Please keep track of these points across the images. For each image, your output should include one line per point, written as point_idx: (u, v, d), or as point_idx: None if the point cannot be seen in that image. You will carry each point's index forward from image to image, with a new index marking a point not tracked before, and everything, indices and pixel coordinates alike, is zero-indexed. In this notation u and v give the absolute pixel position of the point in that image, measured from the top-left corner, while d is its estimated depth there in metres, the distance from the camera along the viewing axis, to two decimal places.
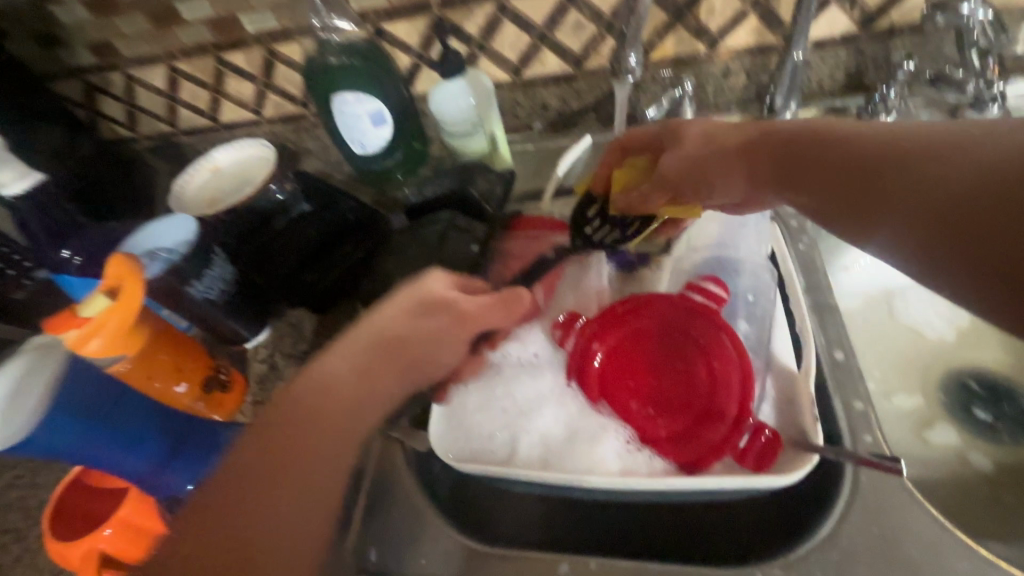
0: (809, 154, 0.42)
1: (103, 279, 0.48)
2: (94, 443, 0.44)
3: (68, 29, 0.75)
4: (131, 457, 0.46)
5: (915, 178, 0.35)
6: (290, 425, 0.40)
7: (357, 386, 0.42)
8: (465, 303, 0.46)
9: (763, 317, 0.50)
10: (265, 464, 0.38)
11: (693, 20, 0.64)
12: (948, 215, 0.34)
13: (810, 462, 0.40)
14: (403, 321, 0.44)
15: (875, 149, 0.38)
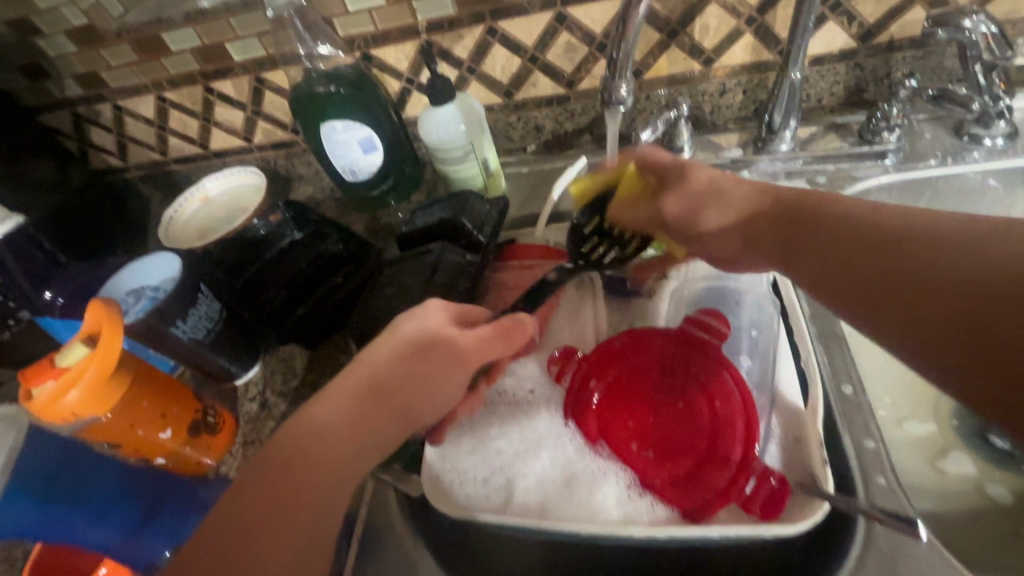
0: (806, 219, 0.41)
1: (82, 327, 0.46)
2: (54, 521, 0.42)
3: (54, 62, 0.74)
4: (98, 529, 0.45)
5: (920, 262, 0.35)
6: (275, 479, 0.39)
7: (348, 436, 0.41)
8: (460, 340, 0.43)
9: (766, 351, 0.48)
10: (255, 521, 0.38)
11: (687, 39, 0.62)
12: (939, 307, 0.33)
13: (821, 509, 0.38)
14: (394, 363, 0.42)
15: (889, 229, 0.37)
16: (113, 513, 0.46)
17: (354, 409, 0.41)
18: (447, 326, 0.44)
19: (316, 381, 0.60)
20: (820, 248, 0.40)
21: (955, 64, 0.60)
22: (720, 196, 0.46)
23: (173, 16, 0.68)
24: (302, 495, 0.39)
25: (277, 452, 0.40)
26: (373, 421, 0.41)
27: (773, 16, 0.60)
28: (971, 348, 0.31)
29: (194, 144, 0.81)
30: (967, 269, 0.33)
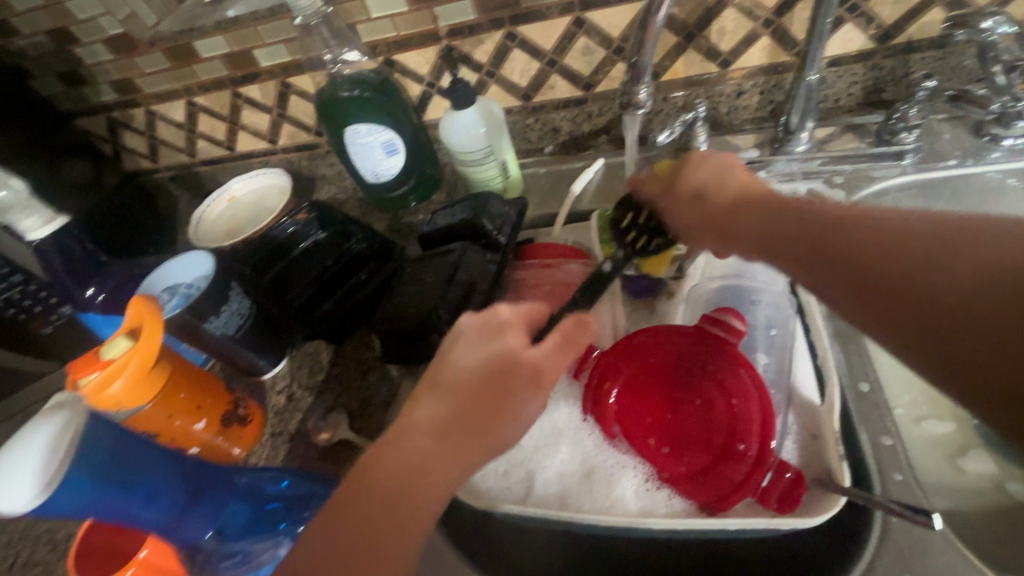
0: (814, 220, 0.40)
1: (123, 322, 0.48)
2: (114, 502, 0.39)
3: (90, 69, 0.77)
4: (149, 510, 0.41)
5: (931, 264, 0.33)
6: (366, 512, 0.38)
7: (432, 471, 0.39)
8: (530, 358, 0.42)
9: (783, 349, 0.49)
10: (342, 556, 0.37)
11: (704, 41, 0.63)
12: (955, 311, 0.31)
13: (837, 504, 0.39)
14: (471, 388, 0.41)
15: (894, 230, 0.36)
16: (161, 496, 0.42)
17: (434, 443, 0.40)
18: (517, 346, 0.43)
19: (342, 376, 0.62)
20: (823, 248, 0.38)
21: (974, 64, 0.60)
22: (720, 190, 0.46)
23: (205, 25, 0.70)
24: (382, 532, 0.38)
25: (359, 489, 0.39)
26: (453, 454, 0.40)
27: (791, 18, 0.60)
28: (979, 356, 0.30)
29: (222, 147, 0.84)
30: (977, 270, 0.32)
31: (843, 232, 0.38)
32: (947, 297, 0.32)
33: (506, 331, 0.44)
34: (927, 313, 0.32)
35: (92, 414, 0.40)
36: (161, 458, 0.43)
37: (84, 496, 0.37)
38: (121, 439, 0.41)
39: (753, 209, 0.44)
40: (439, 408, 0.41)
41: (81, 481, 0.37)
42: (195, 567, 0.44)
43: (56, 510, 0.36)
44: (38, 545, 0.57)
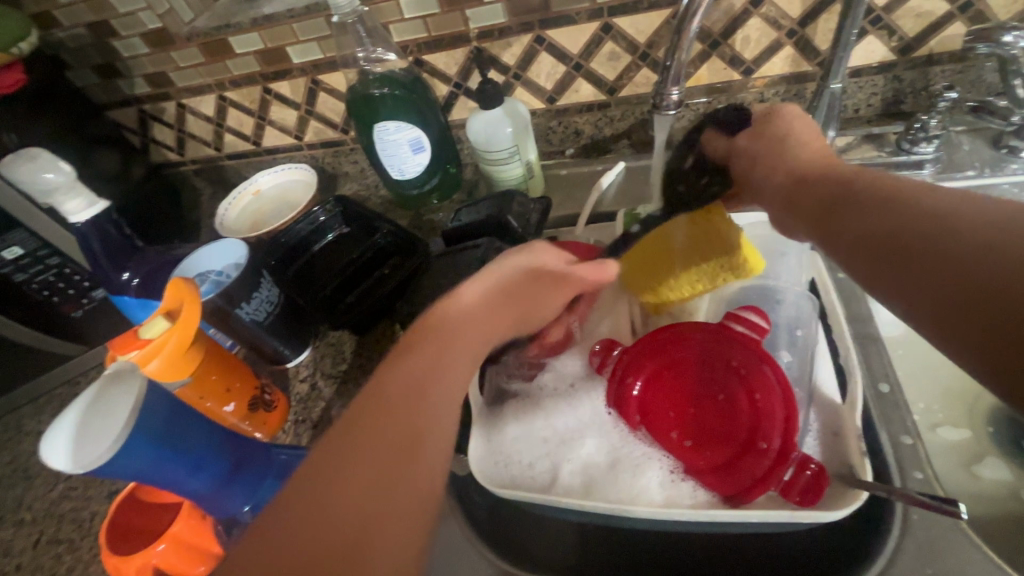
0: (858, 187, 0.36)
1: (163, 303, 0.50)
2: (160, 471, 0.41)
3: (127, 62, 0.79)
4: (193, 479, 0.43)
5: (966, 237, 0.28)
6: (411, 369, 0.37)
7: (475, 337, 0.42)
8: (559, 268, 0.49)
9: (806, 348, 0.50)
10: (386, 403, 0.34)
11: (728, 49, 0.65)
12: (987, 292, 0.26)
13: (859, 498, 0.40)
14: (517, 278, 0.47)
15: (937, 201, 0.31)
16: (206, 466, 0.44)
17: (478, 312, 0.43)
18: (551, 260, 0.49)
19: (367, 367, 0.63)
20: (859, 216, 0.34)
21: (995, 78, 0.61)
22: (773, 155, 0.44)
23: (241, 21, 0.72)
24: (425, 387, 0.36)
25: (409, 353, 0.39)
26: (495, 321, 0.44)
27: (815, 29, 0.62)
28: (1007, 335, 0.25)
29: (249, 141, 0.86)
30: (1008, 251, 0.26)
31: (881, 199, 0.34)
32: (972, 271, 0.27)
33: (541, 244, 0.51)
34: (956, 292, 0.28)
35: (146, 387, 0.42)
36: (208, 427, 0.45)
37: (137, 457, 0.39)
38: (175, 407, 0.43)
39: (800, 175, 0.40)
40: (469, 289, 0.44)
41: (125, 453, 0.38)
42: (231, 539, 0.46)
43: (118, 472, 0.39)
44: (63, 524, 0.58)
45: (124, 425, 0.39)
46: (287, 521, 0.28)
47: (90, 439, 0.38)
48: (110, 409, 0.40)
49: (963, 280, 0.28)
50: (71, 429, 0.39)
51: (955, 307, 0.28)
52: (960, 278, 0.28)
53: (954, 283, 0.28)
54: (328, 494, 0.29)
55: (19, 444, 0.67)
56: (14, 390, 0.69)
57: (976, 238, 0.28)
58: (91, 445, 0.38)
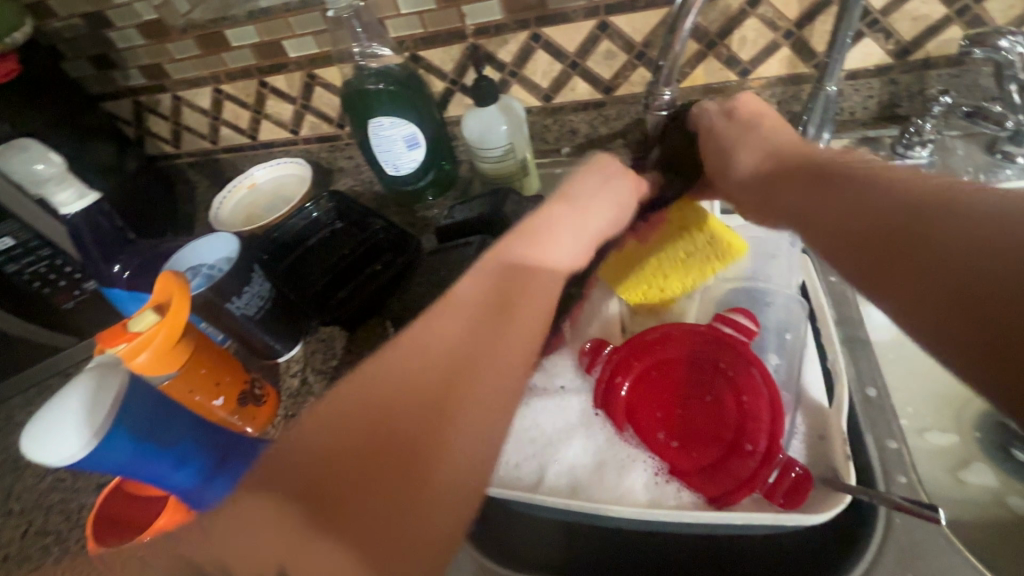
0: (834, 177, 0.37)
1: (152, 296, 0.50)
2: (143, 464, 0.42)
3: (122, 53, 0.79)
4: (177, 474, 0.44)
5: (938, 229, 0.30)
6: (480, 316, 0.36)
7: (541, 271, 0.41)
8: (616, 208, 0.47)
9: (794, 351, 0.50)
10: (442, 350, 0.34)
11: (724, 49, 0.64)
12: (958, 279, 0.29)
13: (842, 502, 0.40)
14: (579, 198, 0.46)
15: (905, 193, 0.33)
16: (189, 461, 0.44)
17: (542, 244, 0.42)
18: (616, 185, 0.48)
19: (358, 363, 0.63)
20: (836, 205, 0.36)
21: (991, 83, 0.61)
22: (750, 147, 0.45)
23: (237, 14, 0.72)
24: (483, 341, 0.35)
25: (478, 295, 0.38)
26: (558, 249, 0.43)
27: (812, 31, 0.61)
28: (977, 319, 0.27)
29: (245, 135, 0.86)
30: (978, 241, 0.29)
31: (856, 190, 0.35)
32: (945, 261, 0.29)
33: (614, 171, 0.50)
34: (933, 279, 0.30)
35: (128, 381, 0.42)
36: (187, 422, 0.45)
37: (121, 451, 0.40)
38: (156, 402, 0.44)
39: (778, 164, 0.42)
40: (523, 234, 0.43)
41: (112, 447, 0.39)
42: None
43: (98, 465, 0.40)
44: (52, 515, 0.58)
45: (101, 425, 0.39)
46: (343, 424, 0.30)
47: (60, 435, 0.38)
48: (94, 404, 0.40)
49: (939, 267, 0.29)
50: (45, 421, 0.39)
51: (927, 299, 0.30)
52: (937, 266, 0.30)
53: (928, 272, 0.30)
54: (355, 425, 0.30)
55: (9, 434, 0.67)
56: (6, 380, 0.69)
57: (946, 229, 0.30)
58: (65, 441, 0.38)
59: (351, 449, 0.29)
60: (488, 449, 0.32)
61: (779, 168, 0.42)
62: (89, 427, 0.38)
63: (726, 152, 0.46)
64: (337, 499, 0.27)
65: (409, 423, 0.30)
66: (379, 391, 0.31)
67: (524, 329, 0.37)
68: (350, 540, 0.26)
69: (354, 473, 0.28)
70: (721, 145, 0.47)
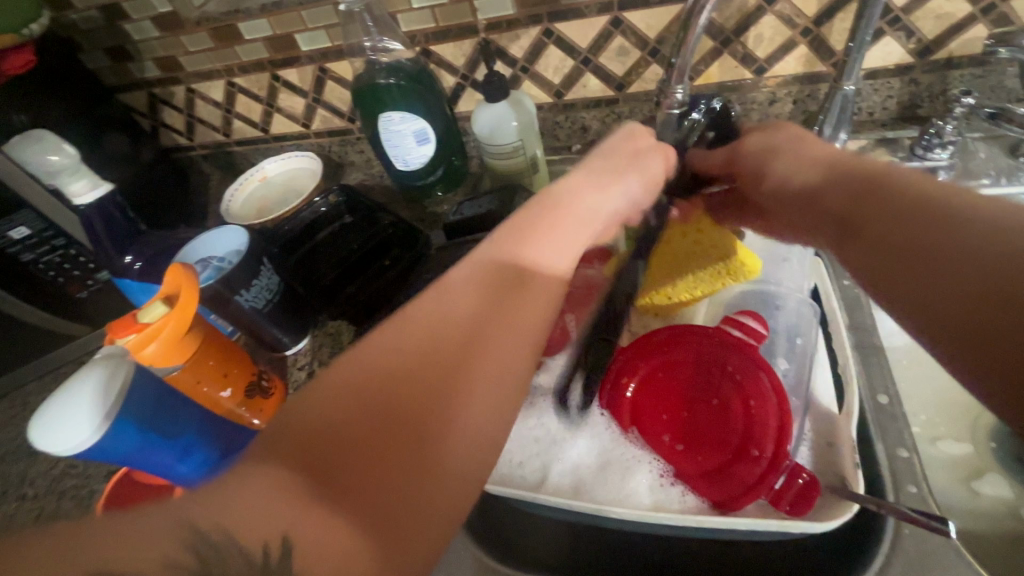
0: (860, 182, 0.35)
1: (161, 288, 0.50)
2: (149, 453, 0.43)
3: (137, 45, 0.80)
4: (181, 465, 0.46)
5: (966, 244, 0.29)
6: (491, 303, 0.35)
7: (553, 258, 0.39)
8: (637, 182, 0.46)
9: (805, 355, 0.49)
10: (455, 335, 0.33)
11: (740, 47, 0.63)
12: (987, 305, 0.27)
13: (849, 510, 0.39)
14: (602, 172, 0.45)
15: (936, 204, 0.31)
16: (194, 452, 0.46)
17: (556, 230, 0.41)
18: (642, 160, 0.47)
19: None
20: (864, 217, 0.34)
21: (1016, 84, 0.59)
22: (775, 153, 0.42)
23: (250, 7, 0.72)
24: (494, 328, 0.34)
25: (490, 278, 0.37)
26: (575, 235, 0.41)
27: (830, 28, 0.60)
28: (997, 343, 0.26)
29: (257, 128, 0.86)
30: (1001, 258, 0.27)
31: (885, 199, 0.33)
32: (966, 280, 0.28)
33: (635, 147, 0.48)
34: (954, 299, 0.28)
35: (138, 373, 0.43)
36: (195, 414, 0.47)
37: (127, 442, 0.41)
38: (165, 393, 0.45)
39: (805, 164, 0.40)
40: (543, 218, 0.41)
41: (119, 437, 0.40)
42: None
43: (101, 454, 0.40)
44: (63, 500, 0.60)
45: (109, 412, 0.39)
46: (347, 405, 0.28)
47: (69, 417, 0.39)
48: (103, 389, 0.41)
49: (961, 288, 0.28)
50: (58, 402, 0.40)
51: (952, 323, 0.28)
52: (960, 286, 0.28)
53: (955, 292, 0.28)
54: (361, 405, 0.29)
55: (24, 419, 0.68)
56: (20, 366, 0.70)
57: (972, 246, 0.28)
58: (74, 426, 0.39)
59: (355, 434, 0.27)
60: (495, 434, 0.31)
61: (805, 174, 0.39)
62: (97, 416, 0.39)
63: (760, 158, 0.43)
64: (344, 466, 0.26)
65: (420, 402, 0.29)
66: (386, 368, 0.30)
67: (531, 307, 0.36)
68: (356, 516, 0.25)
69: (358, 459, 0.27)
70: (751, 152, 0.44)
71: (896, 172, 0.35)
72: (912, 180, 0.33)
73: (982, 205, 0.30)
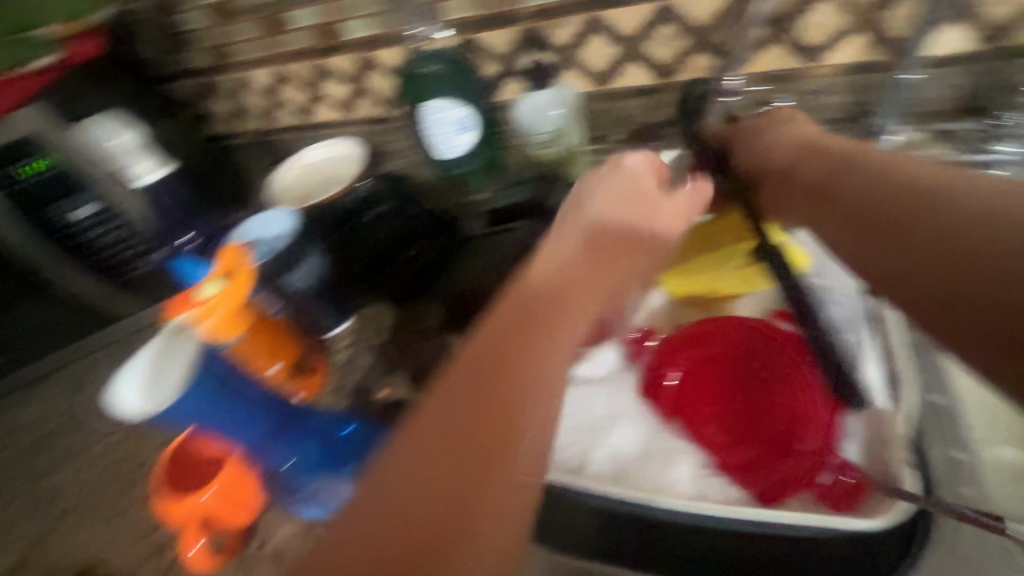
0: (846, 162, 0.37)
1: (216, 268, 0.54)
2: (212, 419, 0.48)
3: (189, 33, 0.82)
4: (241, 432, 0.50)
5: (936, 213, 0.28)
6: (526, 318, 0.36)
7: (579, 274, 0.40)
8: (658, 215, 0.48)
9: (855, 349, 0.47)
10: (492, 365, 0.33)
11: (791, 35, 0.62)
12: (958, 263, 0.26)
13: (898, 508, 0.38)
14: (620, 202, 0.47)
15: (911, 176, 0.32)
16: (252, 423, 0.51)
17: (573, 256, 0.42)
18: (646, 182, 0.49)
19: (402, 341, 0.65)
20: (844, 186, 0.35)
21: None
22: (782, 131, 0.46)
23: None
24: (532, 346, 0.34)
25: (522, 296, 0.37)
26: (599, 262, 0.42)
27: (887, 15, 0.58)
28: (962, 300, 0.25)
29: (300, 115, 0.88)
30: (964, 220, 0.27)
31: (868, 174, 0.34)
32: (932, 243, 0.28)
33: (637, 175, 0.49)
34: (922, 260, 0.28)
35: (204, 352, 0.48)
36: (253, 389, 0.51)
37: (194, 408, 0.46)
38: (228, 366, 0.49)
39: (799, 146, 0.42)
40: (563, 248, 0.42)
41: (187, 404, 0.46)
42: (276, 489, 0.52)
43: (174, 418, 0.46)
44: (123, 464, 0.64)
45: (172, 392, 0.45)
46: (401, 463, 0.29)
47: (129, 376, 0.47)
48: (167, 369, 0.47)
49: (932, 252, 0.27)
50: (134, 363, 0.48)
51: (924, 277, 0.27)
52: (926, 249, 0.28)
53: (920, 250, 0.28)
54: (412, 460, 0.29)
55: (84, 391, 0.73)
56: (83, 339, 0.75)
57: (945, 214, 0.28)
58: (143, 395, 0.46)
59: (411, 492, 0.28)
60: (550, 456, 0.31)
61: (794, 155, 0.42)
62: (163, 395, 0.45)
63: (758, 137, 0.48)
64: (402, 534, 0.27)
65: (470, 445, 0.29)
66: (432, 416, 0.31)
67: (568, 327, 0.36)
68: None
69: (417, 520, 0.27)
70: (752, 131, 0.50)
71: (878, 154, 0.35)
72: (894, 161, 0.34)
73: (956, 177, 0.29)
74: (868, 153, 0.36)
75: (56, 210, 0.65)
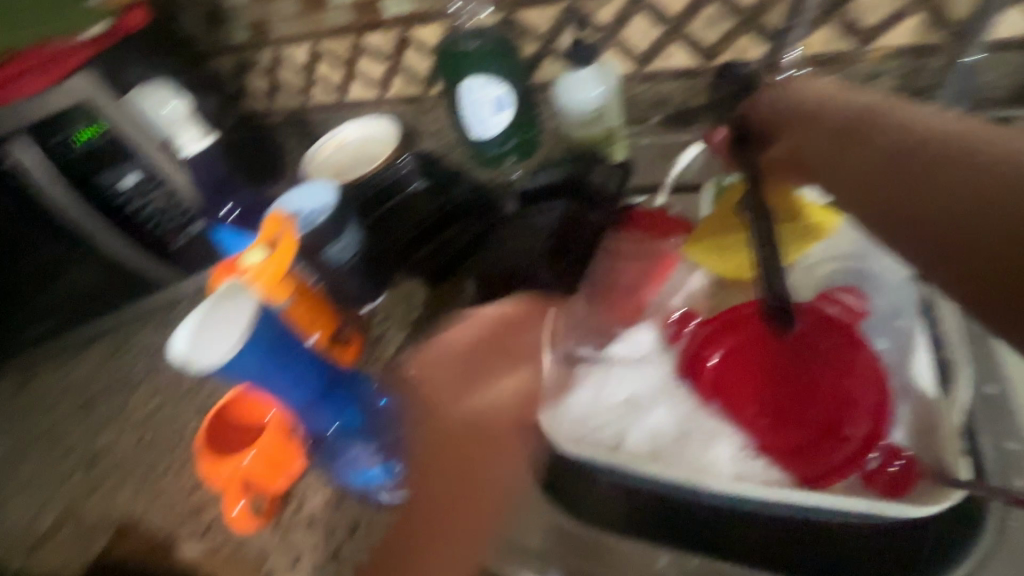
0: (865, 126, 0.39)
1: (260, 235, 0.54)
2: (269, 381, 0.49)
3: (231, 9, 0.83)
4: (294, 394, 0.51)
5: (956, 178, 0.33)
6: (460, 438, 0.41)
7: (502, 415, 0.42)
8: (526, 335, 0.46)
9: (905, 335, 0.46)
10: (448, 481, 0.40)
11: (844, 16, 0.60)
12: (970, 228, 0.31)
13: (951, 497, 0.39)
14: (482, 336, 0.45)
15: (920, 138, 0.35)
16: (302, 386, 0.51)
17: (458, 365, 0.43)
18: (485, 319, 0.46)
19: (435, 317, 0.65)
20: (853, 155, 0.38)
21: None
22: (793, 91, 0.45)
23: None
24: (468, 452, 0.40)
25: (433, 372, 0.44)
26: (500, 395, 0.43)
27: None
28: (993, 277, 0.30)
29: (336, 93, 0.89)
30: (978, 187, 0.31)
31: (889, 139, 0.37)
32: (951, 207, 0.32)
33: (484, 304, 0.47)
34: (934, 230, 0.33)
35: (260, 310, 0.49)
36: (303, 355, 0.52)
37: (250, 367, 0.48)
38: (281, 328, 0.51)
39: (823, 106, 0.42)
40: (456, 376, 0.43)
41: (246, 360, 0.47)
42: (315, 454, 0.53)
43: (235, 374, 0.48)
44: (162, 427, 0.66)
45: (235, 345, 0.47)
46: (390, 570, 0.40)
47: (186, 334, 0.49)
48: (222, 323, 0.49)
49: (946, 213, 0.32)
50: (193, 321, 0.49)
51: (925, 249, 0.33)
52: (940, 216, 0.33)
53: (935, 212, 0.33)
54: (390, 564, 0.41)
55: (127, 356, 0.75)
56: (125, 307, 0.77)
57: (956, 182, 0.32)
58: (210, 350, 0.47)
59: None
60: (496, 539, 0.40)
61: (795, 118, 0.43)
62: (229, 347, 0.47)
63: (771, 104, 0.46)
64: None
65: (428, 542, 0.40)
66: (410, 519, 0.41)
67: (501, 445, 0.41)
68: None
69: None
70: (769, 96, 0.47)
71: (903, 113, 0.38)
72: (914, 122, 0.37)
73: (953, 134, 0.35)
74: (888, 112, 0.38)
75: (103, 182, 0.66)
